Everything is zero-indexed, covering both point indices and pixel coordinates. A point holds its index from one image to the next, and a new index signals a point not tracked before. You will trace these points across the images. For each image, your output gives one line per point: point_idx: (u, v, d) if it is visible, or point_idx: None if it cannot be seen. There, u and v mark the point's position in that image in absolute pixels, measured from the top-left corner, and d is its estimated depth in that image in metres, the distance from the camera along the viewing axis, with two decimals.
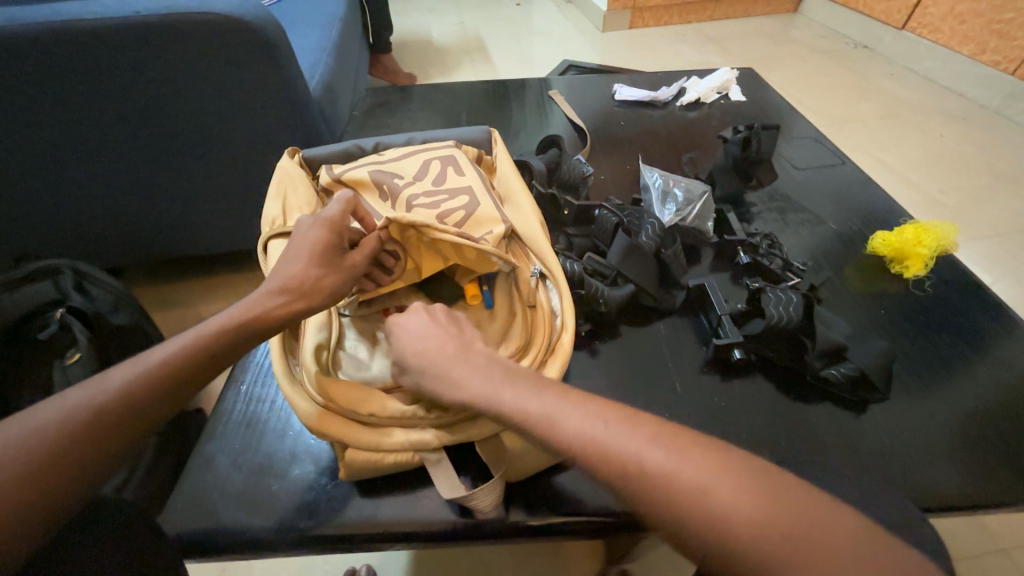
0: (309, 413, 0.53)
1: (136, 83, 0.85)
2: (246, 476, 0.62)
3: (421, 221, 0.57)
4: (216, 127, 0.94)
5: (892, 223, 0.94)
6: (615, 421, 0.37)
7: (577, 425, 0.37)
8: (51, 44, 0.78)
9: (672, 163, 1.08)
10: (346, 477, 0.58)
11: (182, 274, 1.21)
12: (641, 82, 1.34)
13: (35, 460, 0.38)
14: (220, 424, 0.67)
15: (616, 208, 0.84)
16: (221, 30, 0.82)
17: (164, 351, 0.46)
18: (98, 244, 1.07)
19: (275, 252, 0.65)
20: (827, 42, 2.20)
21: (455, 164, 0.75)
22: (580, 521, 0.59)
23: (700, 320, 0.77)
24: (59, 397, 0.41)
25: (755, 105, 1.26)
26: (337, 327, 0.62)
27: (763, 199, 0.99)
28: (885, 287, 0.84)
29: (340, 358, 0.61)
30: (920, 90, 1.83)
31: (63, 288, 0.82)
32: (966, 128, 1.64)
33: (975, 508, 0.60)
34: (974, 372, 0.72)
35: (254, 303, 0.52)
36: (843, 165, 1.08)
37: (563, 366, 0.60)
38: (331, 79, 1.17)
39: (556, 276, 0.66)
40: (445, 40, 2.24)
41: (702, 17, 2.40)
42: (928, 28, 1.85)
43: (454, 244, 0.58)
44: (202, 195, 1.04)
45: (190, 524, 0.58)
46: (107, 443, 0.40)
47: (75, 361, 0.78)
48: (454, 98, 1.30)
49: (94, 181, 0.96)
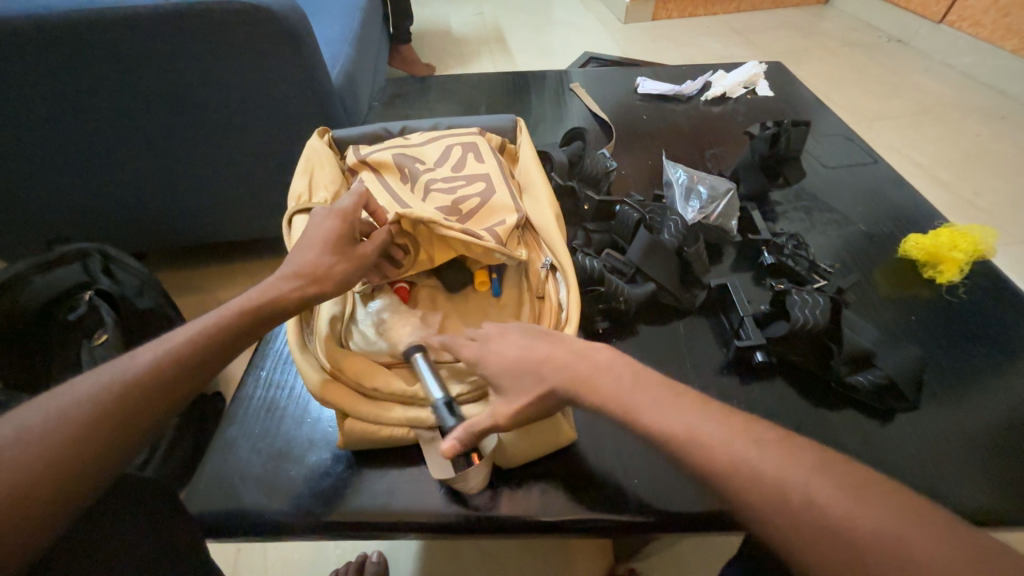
0: (313, 380, 0.55)
1: (164, 70, 0.86)
2: (265, 462, 0.63)
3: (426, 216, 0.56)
4: (240, 116, 0.95)
5: (925, 225, 0.91)
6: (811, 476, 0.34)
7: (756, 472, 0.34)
8: (82, 30, 0.79)
9: (695, 159, 1.05)
10: (345, 446, 0.61)
11: (201, 261, 1.23)
12: (665, 75, 1.31)
13: (70, 432, 0.39)
14: (240, 410, 0.68)
15: (637, 205, 0.82)
16: (247, 18, 0.83)
17: (187, 331, 0.47)
18: (124, 229, 1.09)
19: (299, 227, 0.64)
20: (859, 35, 2.12)
21: (477, 151, 0.74)
22: (592, 517, 0.58)
23: (721, 320, 0.76)
24: (92, 373, 0.43)
25: (783, 100, 1.23)
26: (352, 303, 0.63)
27: (789, 198, 0.96)
28: (915, 292, 0.81)
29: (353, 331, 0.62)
30: (957, 87, 1.76)
31: (92, 271, 0.84)
32: (1004, 127, 1.57)
33: (1007, 524, 0.57)
34: (1008, 382, 0.70)
35: (271, 287, 0.52)
36: (874, 164, 1.04)
37: None
38: (352, 69, 1.17)
39: (565, 268, 0.64)
40: (464, 30, 2.22)
41: (728, 8, 2.33)
42: (969, 21, 1.76)
43: (460, 240, 0.57)
44: (223, 182, 1.05)
45: (211, 506, 0.59)
46: (134, 420, 0.41)
47: (101, 343, 0.79)
48: (474, 90, 1.29)
49: (121, 168, 0.98)
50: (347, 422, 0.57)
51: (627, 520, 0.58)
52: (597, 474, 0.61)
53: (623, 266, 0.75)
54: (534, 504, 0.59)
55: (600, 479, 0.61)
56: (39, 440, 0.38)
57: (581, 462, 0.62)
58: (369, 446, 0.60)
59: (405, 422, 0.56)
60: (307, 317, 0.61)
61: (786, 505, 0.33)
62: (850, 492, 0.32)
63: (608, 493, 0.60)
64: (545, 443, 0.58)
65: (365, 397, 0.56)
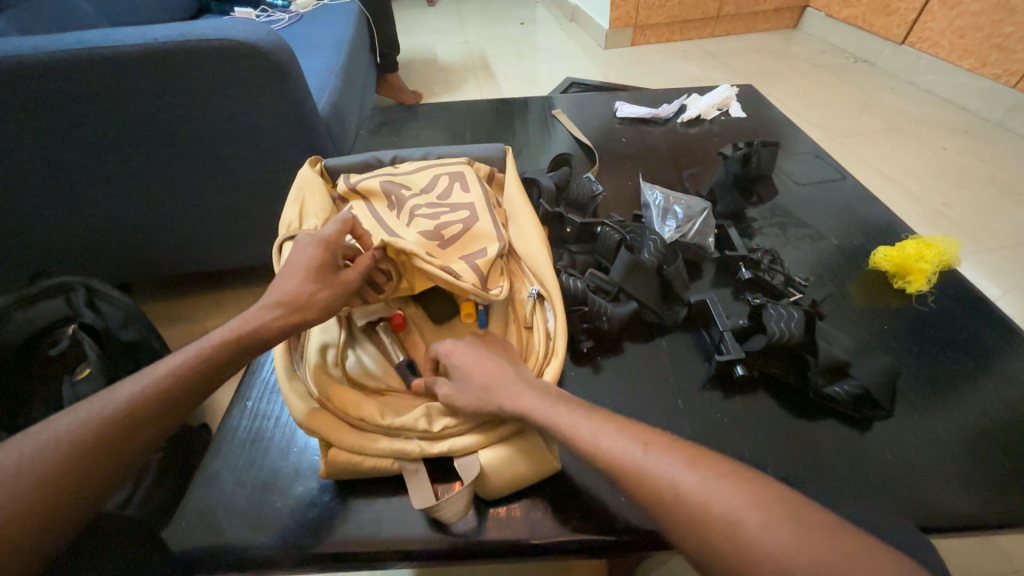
0: (299, 410, 0.57)
1: (154, 106, 0.88)
2: (249, 494, 0.62)
3: (406, 246, 0.61)
4: (226, 149, 0.97)
5: (893, 237, 0.95)
6: (745, 489, 0.38)
7: (696, 487, 0.39)
8: (74, 70, 0.81)
9: (673, 179, 1.09)
10: (327, 476, 0.60)
11: (189, 290, 1.23)
12: (642, 98, 1.37)
13: (45, 471, 0.39)
14: (225, 441, 0.68)
15: (618, 225, 0.85)
16: (235, 55, 0.86)
17: (169, 363, 0.47)
18: (109, 259, 1.09)
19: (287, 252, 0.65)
20: (827, 57, 2.23)
21: (463, 180, 0.77)
22: (581, 539, 0.58)
23: (701, 335, 0.78)
24: (70, 411, 0.43)
25: (756, 121, 1.28)
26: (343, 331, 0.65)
27: (764, 215, 1.00)
28: (887, 302, 0.84)
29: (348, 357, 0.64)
30: (922, 103, 1.85)
31: (74, 305, 0.83)
32: (968, 140, 1.64)
33: (982, 529, 0.59)
34: (978, 388, 0.72)
35: (252, 317, 0.53)
36: (844, 180, 1.09)
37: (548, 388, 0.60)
38: (339, 100, 1.20)
39: (552, 298, 0.68)
40: (450, 58, 2.29)
41: (703, 33, 2.44)
42: (929, 42, 1.87)
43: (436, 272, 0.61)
44: (212, 213, 1.06)
45: (194, 541, 0.58)
46: (112, 459, 0.41)
47: (83, 377, 0.78)
48: (459, 116, 1.33)
49: (108, 201, 0.99)
50: (330, 451, 0.57)
51: (615, 539, 0.57)
52: (584, 493, 0.61)
53: (606, 285, 0.76)
54: (521, 528, 0.58)
55: (588, 500, 0.61)
56: (14, 480, 0.38)
57: (568, 483, 0.62)
58: (351, 476, 0.60)
59: (387, 453, 0.56)
60: (297, 341, 0.64)
61: (724, 515, 0.37)
62: (793, 510, 0.37)
63: (598, 514, 0.59)
64: (531, 469, 0.57)
65: (350, 425, 0.57)
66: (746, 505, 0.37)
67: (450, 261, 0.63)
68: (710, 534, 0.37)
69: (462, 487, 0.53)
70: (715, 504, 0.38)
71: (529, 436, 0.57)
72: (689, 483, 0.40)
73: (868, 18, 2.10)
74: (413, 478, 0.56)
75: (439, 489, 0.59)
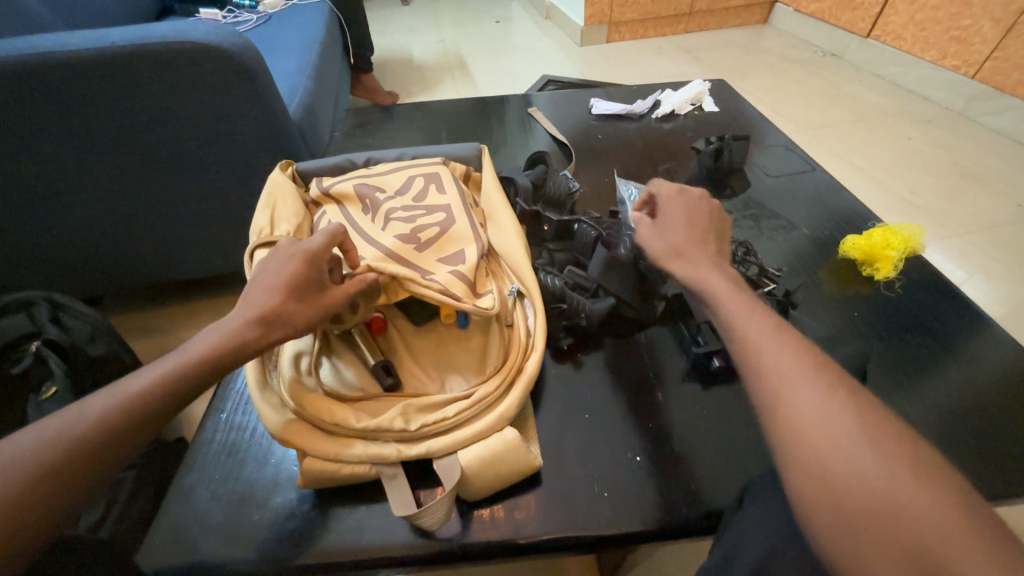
0: (274, 422, 0.56)
1: (114, 112, 0.85)
2: (225, 508, 0.61)
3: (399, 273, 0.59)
4: (194, 155, 0.94)
5: (862, 226, 0.97)
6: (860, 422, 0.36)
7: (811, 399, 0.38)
8: (25, 76, 0.78)
9: (649, 175, 1.10)
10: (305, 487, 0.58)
11: (160, 302, 1.20)
12: (617, 95, 1.38)
13: (10, 493, 0.37)
14: (199, 454, 0.66)
15: (594, 222, 0.85)
16: (198, 57, 0.83)
17: (143, 379, 0.45)
18: (77, 272, 1.05)
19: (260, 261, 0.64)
20: (796, 51, 2.28)
21: (439, 181, 0.76)
22: (566, 536, 0.57)
23: (679, 328, 0.78)
24: (36, 427, 0.41)
25: (728, 115, 1.30)
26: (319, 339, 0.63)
27: (738, 207, 1.01)
28: (856, 289, 0.86)
29: (323, 363, 0.63)
30: (887, 95, 1.90)
31: (39, 320, 0.80)
32: (931, 130, 1.70)
33: None
34: (944, 369, 0.74)
35: (229, 330, 0.50)
36: (813, 171, 1.11)
37: (524, 392, 0.61)
38: (310, 102, 1.18)
39: (532, 295, 0.68)
40: (425, 57, 2.27)
41: (676, 30, 2.47)
42: (892, 35, 1.93)
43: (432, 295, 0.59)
44: (182, 221, 1.03)
45: (166, 561, 0.56)
46: (81, 479, 0.40)
47: (49, 396, 0.75)
48: (435, 117, 1.32)
49: (69, 211, 0.95)
50: (306, 460, 0.56)
51: (599, 535, 0.58)
52: (567, 492, 0.61)
53: (585, 282, 0.76)
54: (506, 527, 0.58)
55: (570, 498, 0.61)
56: None
57: (550, 482, 0.62)
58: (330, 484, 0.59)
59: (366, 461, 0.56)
60: (271, 354, 0.63)
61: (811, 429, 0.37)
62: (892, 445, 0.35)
63: (582, 512, 0.59)
64: (515, 467, 0.57)
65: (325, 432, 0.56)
66: (832, 423, 0.37)
67: (433, 271, 0.62)
68: (783, 430, 0.38)
69: (443, 493, 0.51)
70: (798, 410, 0.38)
71: (512, 432, 0.57)
72: (787, 382, 0.40)
73: (834, 12, 2.15)
74: (392, 484, 0.56)
75: (421, 493, 0.59)
